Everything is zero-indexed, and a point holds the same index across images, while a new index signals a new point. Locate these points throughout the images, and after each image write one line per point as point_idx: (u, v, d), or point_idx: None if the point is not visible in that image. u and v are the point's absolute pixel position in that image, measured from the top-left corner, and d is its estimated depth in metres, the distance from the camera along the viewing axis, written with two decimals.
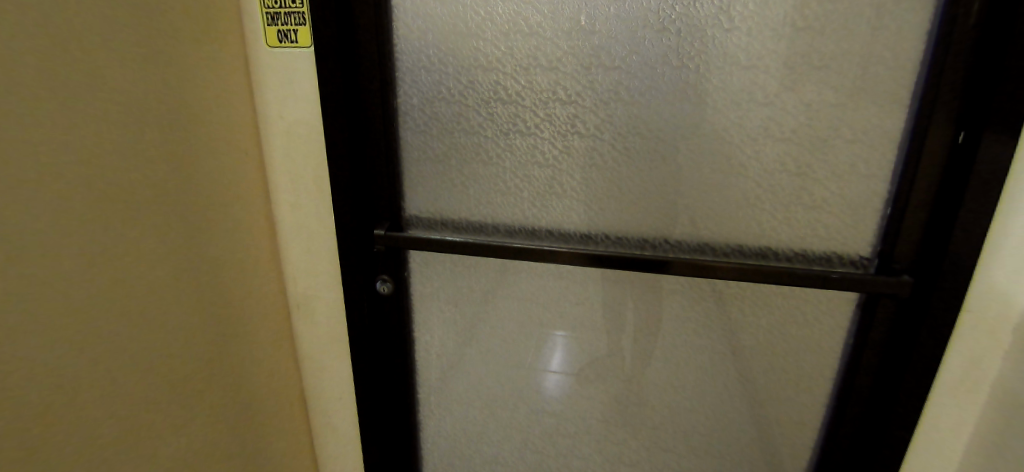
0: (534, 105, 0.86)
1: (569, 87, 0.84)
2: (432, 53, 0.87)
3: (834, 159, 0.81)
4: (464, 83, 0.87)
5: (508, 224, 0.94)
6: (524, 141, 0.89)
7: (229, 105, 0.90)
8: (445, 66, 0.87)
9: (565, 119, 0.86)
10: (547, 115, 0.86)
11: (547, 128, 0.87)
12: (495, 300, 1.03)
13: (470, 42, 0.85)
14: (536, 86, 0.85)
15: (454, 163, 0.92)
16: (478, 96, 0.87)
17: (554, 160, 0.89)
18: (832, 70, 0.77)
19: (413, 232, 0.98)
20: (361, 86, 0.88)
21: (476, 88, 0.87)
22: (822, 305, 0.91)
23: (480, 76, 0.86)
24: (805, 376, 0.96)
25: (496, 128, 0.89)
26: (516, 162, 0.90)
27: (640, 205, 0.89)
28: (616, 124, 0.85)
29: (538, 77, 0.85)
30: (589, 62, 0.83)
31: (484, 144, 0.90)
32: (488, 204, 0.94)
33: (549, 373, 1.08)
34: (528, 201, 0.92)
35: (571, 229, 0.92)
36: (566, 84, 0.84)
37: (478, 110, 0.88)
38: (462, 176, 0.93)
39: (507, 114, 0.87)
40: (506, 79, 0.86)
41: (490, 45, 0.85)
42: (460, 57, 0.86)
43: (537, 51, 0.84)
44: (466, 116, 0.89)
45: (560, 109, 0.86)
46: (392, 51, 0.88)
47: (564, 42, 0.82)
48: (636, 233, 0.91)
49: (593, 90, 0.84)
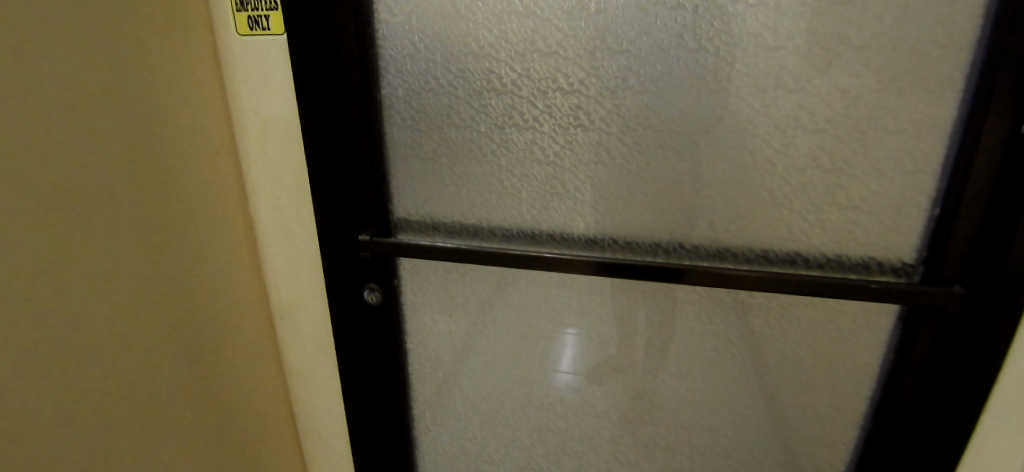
0: (532, 95, 0.77)
1: (570, 74, 0.75)
2: (417, 38, 0.78)
3: (874, 152, 0.71)
4: (454, 72, 0.79)
5: (505, 228, 0.86)
6: (521, 135, 0.80)
7: (201, 100, 0.83)
8: (432, 53, 0.78)
9: (566, 110, 0.77)
10: (547, 106, 0.77)
11: (546, 120, 0.78)
12: (493, 310, 0.95)
13: (458, 26, 0.76)
14: (532, 73, 0.76)
15: (444, 161, 0.84)
16: (469, 86, 0.79)
17: (554, 156, 0.80)
18: (873, 49, 0.67)
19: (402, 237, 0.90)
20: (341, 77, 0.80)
21: (467, 77, 0.78)
22: (858, 318, 0.80)
23: (471, 63, 0.78)
24: (837, 395, 0.86)
25: (489, 121, 0.80)
26: (512, 158, 0.81)
27: (651, 207, 0.80)
28: (623, 116, 0.76)
29: (538, 63, 0.76)
30: (593, 46, 0.74)
31: (477, 140, 0.81)
32: (483, 206, 0.85)
33: (559, 377, 0.98)
34: (527, 203, 0.83)
35: (575, 233, 0.84)
36: (567, 72, 0.75)
37: (470, 101, 0.79)
38: (455, 175, 0.84)
39: (502, 107, 0.79)
40: (501, 66, 0.77)
41: (482, 28, 0.76)
42: (448, 43, 0.77)
43: (533, 33, 0.75)
44: (456, 108, 0.80)
45: (561, 99, 0.77)
46: (374, 35, 0.79)
47: (565, 23, 0.73)
48: (647, 237, 0.81)
49: (598, 77, 0.75)
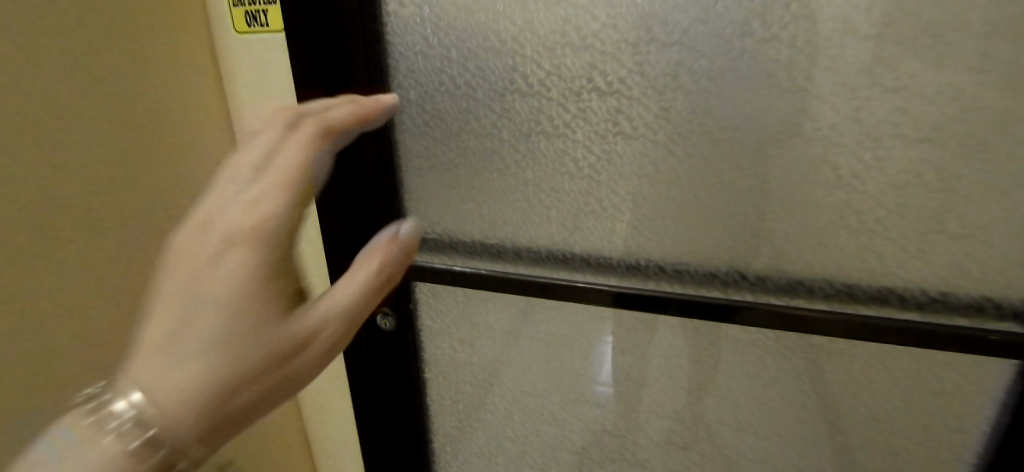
0: (563, 97, 0.66)
1: (607, 71, 0.64)
2: (430, 33, 0.68)
3: (1000, 168, 0.55)
4: (472, 72, 0.68)
5: (531, 249, 0.75)
6: (550, 144, 0.69)
7: (196, 101, 0.77)
8: (447, 49, 0.68)
9: (603, 114, 0.66)
10: (581, 109, 0.66)
11: (579, 126, 0.67)
12: (518, 341, 0.84)
13: (477, 18, 0.66)
14: (562, 71, 0.65)
15: (461, 172, 0.74)
16: (490, 86, 0.68)
17: (588, 168, 0.69)
18: (1005, 35, 0.51)
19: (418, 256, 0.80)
20: (345, 78, 0.72)
21: (488, 76, 0.68)
22: (972, 376, 0.64)
23: (492, 60, 0.67)
24: (934, 460, 0.71)
25: (513, 128, 0.69)
26: (540, 170, 0.71)
27: (703, 228, 0.67)
28: (670, 121, 0.64)
29: (569, 60, 0.64)
30: (636, 38, 0.62)
31: (499, 149, 0.71)
32: (506, 224, 0.75)
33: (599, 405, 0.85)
34: (556, 221, 0.72)
35: (612, 257, 0.72)
36: (603, 69, 0.64)
37: (491, 104, 0.69)
38: (472, 188, 0.74)
39: (527, 110, 0.68)
40: (525, 64, 0.66)
41: (504, 20, 0.65)
42: (466, 38, 0.67)
43: (564, 24, 0.63)
44: (475, 112, 0.70)
45: (597, 101, 0.65)
46: (380, 30, 0.69)
47: (603, 11, 0.61)
48: (697, 264, 0.69)
49: (641, 75, 0.63)
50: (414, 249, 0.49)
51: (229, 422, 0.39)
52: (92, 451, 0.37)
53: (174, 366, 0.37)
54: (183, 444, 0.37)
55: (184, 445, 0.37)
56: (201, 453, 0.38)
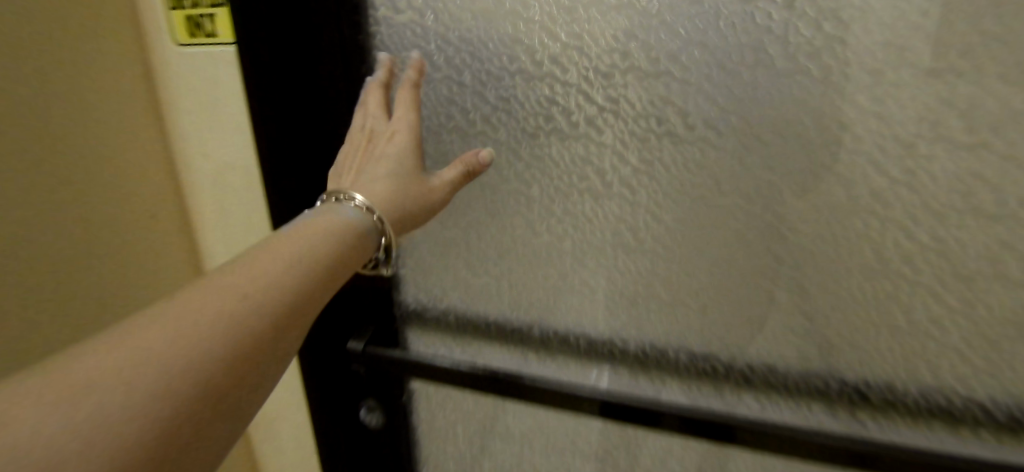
0: (622, 147, 0.43)
1: (691, 114, 0.41)
2: (432, 47, 0.44)
3: None
4: (493, 105, 0.45)
5: (564, 340, 0.54)
6: (599, 211, 0.47)
7: (112, 128, 0.51)
8: (456, 71, 0.45)
9: (682, 174, 0.43)
10: (648, 165, 0.43)
11: (645, 189, 0.44)
12: (536, 452, 0.64)
13: (502, 26, 0.42)
14: (630, 112, 0.42)
15: (472, 238, 0.52)
16: (515, 126, 0.45)
17: (654, 246, 0.47)
18: None
19: (403, 336, 0.60)
20: (311, 110, 0.48)
21: (512, 112, 0.45)
22: None
23: (519, 88, 0.44)
24: None
25: (547, 187, 0.47)
26: (583, 243, 0.49)
27: (817, 343, 0.45)
28: (799, 191, 0.41)
29: (642, 94, 0.41)
30: (738, 63, 0.38)
31: (526, 212, 0.49)
32: (528, 302, 0.54)
33: None
34: (601, 309, 0.51)
35: (680, 358, 0.50)
36: (698, 110, 0.41)
37: (516, 151, 0.47)
38: (486, 260, 0.53)
39: (569, 163, 0.45)
40: (568, 97, 0.43)
41: (544, 31, 0.41)
42: (483, 55, 0.44)
43: (638, 40, 0.40)
44: (492, 161, 0.48)
45: (673, 155, 0.42)
46: (371, 41, 0.45)
47: (691, 19, 0.38)
48: (806, 378, 0.46)
49: (760, 121, 0.39)
50: (477, 172, 0.45)
51: (259, 351, 0.28)
52: (42, 408, 0.22)
53: (270, 271, 0.30)
54: (222, 355, 0.27)
55: (195, 379, 0.25)
56: (230, 393, 0.27)
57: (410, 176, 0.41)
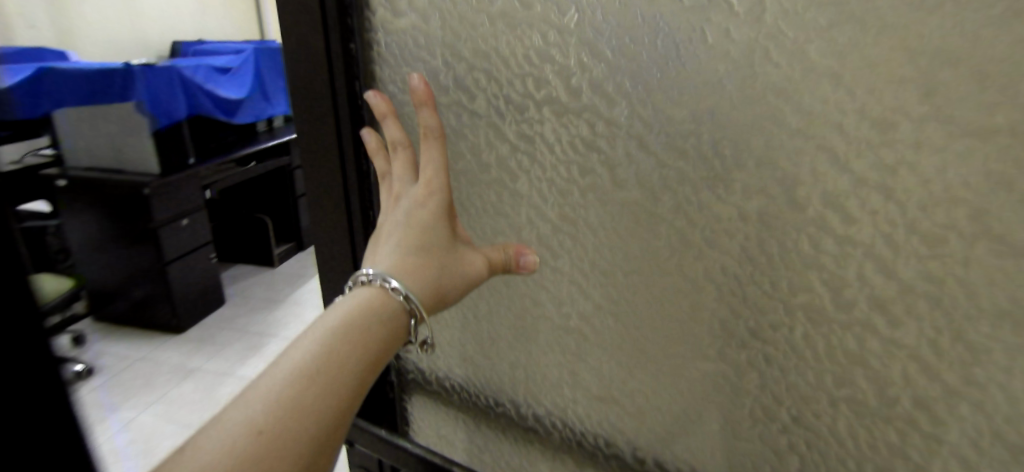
0: (683, 218, 0.30)
1: (797, 181, 0.26)
2: (439, 63, 0.34)
3: None
4: (512, 143, 0.34)
5: (593, 456, 0.40)
6: (644, 296, 0.34)
7: None
8: (468, 96, 0.34)
9: (775, 266, 0.28)
10: (716, 244, 0.30)
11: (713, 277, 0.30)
12: None
13: (530, 37, 0.31)
14: (701, 172, 0.28)
15: (482, 307, 0.41)
16: (539, 170, 0.34)
17: (721, 363, 0.32)
18: None
19: (399, 407, 0.49)
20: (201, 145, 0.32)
21: (537, 151, 0.33)
22: None
23: (546, 121, 0.32)
24: None
25: (576, 251, 0.35)
26: (620, 334, 0.36)
27: None
28: (987, 332, 0.24)
29: (721, 148, 0.28)
30: (882, 114, 0.23)
31: (548, 285, 0.37)
32: (543, 397, 0.41)
33: None
34: (642, 427, 0.37)
35: None
36: (814, 176, 0.26)
37: (538, 203, 0.35)
38: (497, 334, 0.42)
39: (603, 225, 0.33)
40: (610, 138, 0.31)
41: (583, 47, 0.29)
42: (503, 78, 0.33)
43: (726, 64, 0.26)
44: (509, 216, 0.36)
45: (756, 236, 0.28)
46: (367, 52, 0.35)
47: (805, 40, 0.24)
48: None
49: (921, 212, 0.24)
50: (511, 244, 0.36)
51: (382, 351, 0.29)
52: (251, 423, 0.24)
53: (398, 261, 0.31)
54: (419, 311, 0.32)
55: (371, 369, 0.29)
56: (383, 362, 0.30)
57: (444, 260, 0.33)
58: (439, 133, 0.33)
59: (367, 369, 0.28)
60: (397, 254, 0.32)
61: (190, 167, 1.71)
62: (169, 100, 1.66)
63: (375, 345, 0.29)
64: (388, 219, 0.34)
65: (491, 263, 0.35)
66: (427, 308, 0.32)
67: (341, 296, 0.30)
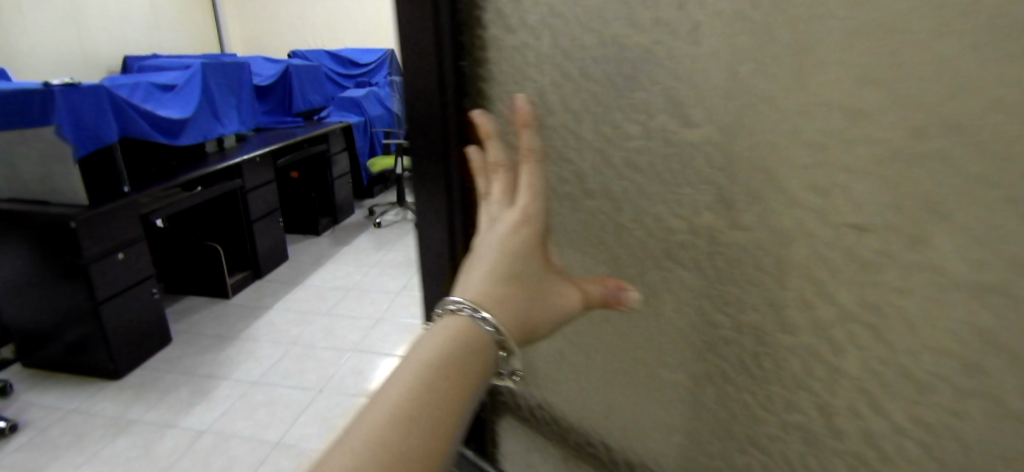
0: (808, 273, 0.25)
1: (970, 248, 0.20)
2: (546, 82, 0.33)
3: None
4: (617, 171, 0.32)
5: None
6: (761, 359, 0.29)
7: None
8: (574, 116, 0.33)
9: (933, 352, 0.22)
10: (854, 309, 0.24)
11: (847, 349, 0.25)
12: None
13: (638, 60, 0.29)
14: (836, 218, 0.23)
15: (580, 340, 0.39)
16: (642, 202, 0.31)
17: (865, 447, 0.26)
18: None
19: (494, 430, 0.49)
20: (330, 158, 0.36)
21: (643, 182, 0.31)
22: None
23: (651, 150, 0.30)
24: None
25: (680, 296, 0.31)
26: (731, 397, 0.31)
27: None
28: None
29: (880, 180, 0.22)
30: None
31: (649, 327, 0.34)
32: (641, 445, 0.38)
33: None
34: None
35: None
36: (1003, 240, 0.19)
37: (641, 236, 0.32)
38: (592, 372, 0.39)
39: (714, 272, 0.29)
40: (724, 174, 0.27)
41: (694, 67, 0.27)
42: (611, 103, 0.31)
43: (873, 88, 0.21)
44: (612, 245, 0.34)
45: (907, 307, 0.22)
46: (480, 69, 0.37)
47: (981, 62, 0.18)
48: None
49: None
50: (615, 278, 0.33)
51: (470, 382, 0.28)
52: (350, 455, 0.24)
53: (488, 283, 0.30)
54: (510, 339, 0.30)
55: (463, 404, 0.27)
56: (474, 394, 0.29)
57: (536, 288, 0.31)
58: (540, 149, 0.33)
59: (455, 403, 0.27)
60: (486, 276, 0.31)
61: (127, 194, 2.07)
62: (93, 122, 1.84)
63: (461, 377, 0.28)
64: (483, 239, 0.32)
65: (587, 295, 0.32)
66: (517, 337, 0.31)
67: (430, 323, 0.30)
